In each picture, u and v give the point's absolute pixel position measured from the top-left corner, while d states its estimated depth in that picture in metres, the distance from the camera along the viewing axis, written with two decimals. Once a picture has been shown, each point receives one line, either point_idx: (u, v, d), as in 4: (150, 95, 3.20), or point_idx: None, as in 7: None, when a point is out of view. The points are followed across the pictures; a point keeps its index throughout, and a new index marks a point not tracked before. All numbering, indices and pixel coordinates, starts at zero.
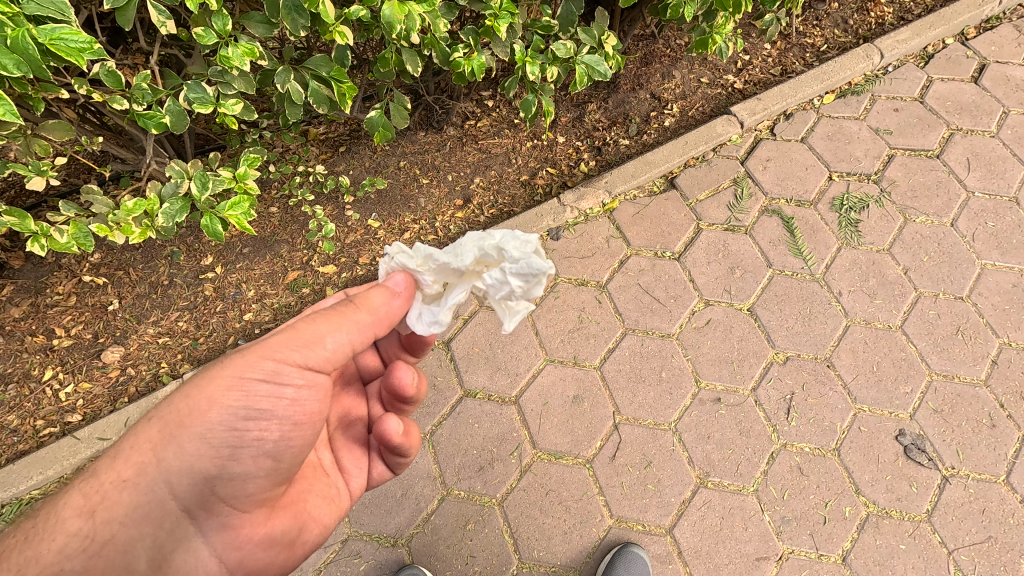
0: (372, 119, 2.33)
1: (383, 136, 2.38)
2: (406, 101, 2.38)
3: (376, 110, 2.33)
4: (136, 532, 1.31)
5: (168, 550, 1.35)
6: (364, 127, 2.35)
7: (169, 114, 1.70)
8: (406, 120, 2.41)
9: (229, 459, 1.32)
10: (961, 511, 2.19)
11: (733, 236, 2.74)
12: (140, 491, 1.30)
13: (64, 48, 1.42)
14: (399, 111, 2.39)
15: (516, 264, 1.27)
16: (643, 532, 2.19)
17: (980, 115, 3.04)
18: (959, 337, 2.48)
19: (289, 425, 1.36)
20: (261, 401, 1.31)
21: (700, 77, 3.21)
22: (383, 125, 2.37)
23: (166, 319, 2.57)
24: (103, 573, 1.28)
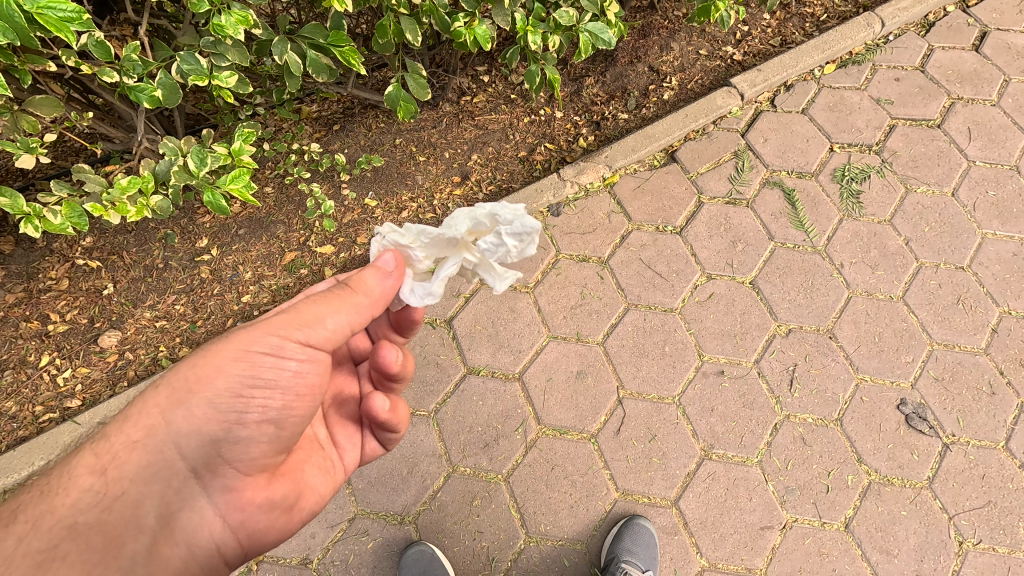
0: (391, 94, 2.28)
1: (408, 110, 2.32)
2: (421, 70, 2.34)
3: (394, 84, 2.29)
4: (145, 490, 1.30)
5: (174, 509, 1.34)
6: (386, 104, 2.31)
7: (161, 87, 1.65)
8: (425, 90, 2.37)
9: (232, 427, 1.31)
10: (961, 477, 2.22)
11: (735, 209, 2.72)
12: (151, 451, 1.29)
13: (52, 18, 1.36)
14: (417, 84, 2.35)
15: (509, 225, 1.27)
16: (648, 504, 2.20)
17: (981, 84, 3.02)
18: (960, 306, 2.49)
19: (292, 392, 1.34)
20: (265, 373, 1.30)
21: (698, 48, 3.15)
22: (404, 99, 2.31)
23: (163, 302, 2.54)
24: (114, 527, 1.27)
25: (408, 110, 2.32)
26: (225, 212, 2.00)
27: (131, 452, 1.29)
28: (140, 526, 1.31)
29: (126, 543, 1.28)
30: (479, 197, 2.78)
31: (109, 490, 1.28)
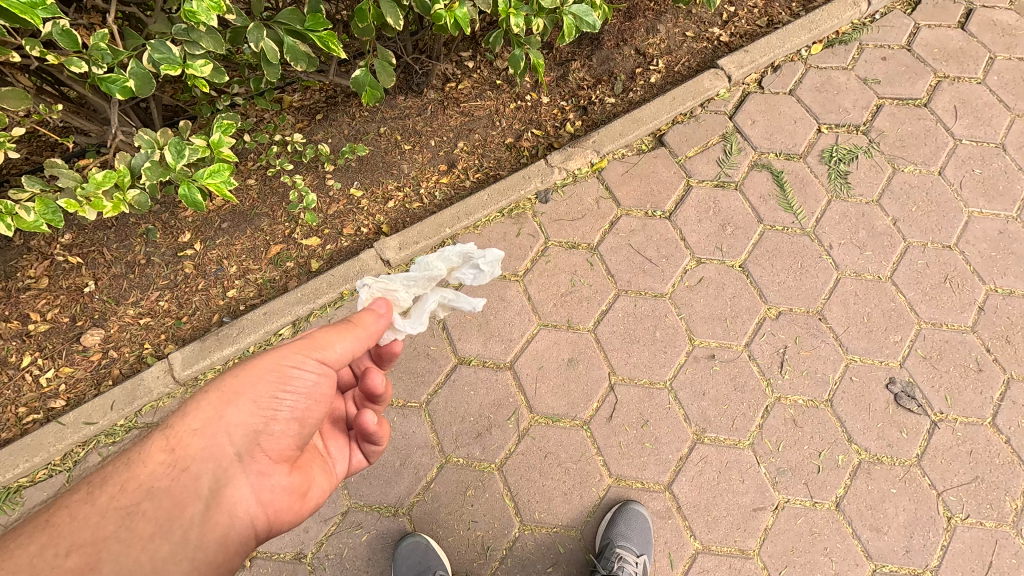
0: (358, 78, 2.22)
1: (373, 95, 2.27)
2: (390, 56, 2.31)
3: (361, 67, 2.23)
4: (200, 470, 1.31)
5: (222, 489, 1.35)
6: (352, 88, 2.24)
7: (133, 77, 1.59)
8: (393, 77, 2.33)
9: (270, 422, 1.39)
10: (949, 454, 2.24)
11: (723, 192, 2.71)
12: (203, 441, 1.32)
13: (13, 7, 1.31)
14: (384, 69, 2.30)
15: (484, 257, 1.49)
16: (642, 489, 2.21)
17: (967, 62, 3.01)
18: (947, 285, 2.51)
19: (314, 398, 1.44)
20: (291, 379, 1.39)
21: (685, 30, 3.11)
22: (371, 83, 2.26)
23: (146, 299, 2.49)
24: (174, 504, 1.27)
25: (373, 94, 2.27)
26: (199, 206, 1.97)
27: (192, 432, 1.34)
28: (197, 492, 1.30)
29: (186, 513, 1.28)
30: (466, 185, 2.74)
31: (178, 462, 1.30)
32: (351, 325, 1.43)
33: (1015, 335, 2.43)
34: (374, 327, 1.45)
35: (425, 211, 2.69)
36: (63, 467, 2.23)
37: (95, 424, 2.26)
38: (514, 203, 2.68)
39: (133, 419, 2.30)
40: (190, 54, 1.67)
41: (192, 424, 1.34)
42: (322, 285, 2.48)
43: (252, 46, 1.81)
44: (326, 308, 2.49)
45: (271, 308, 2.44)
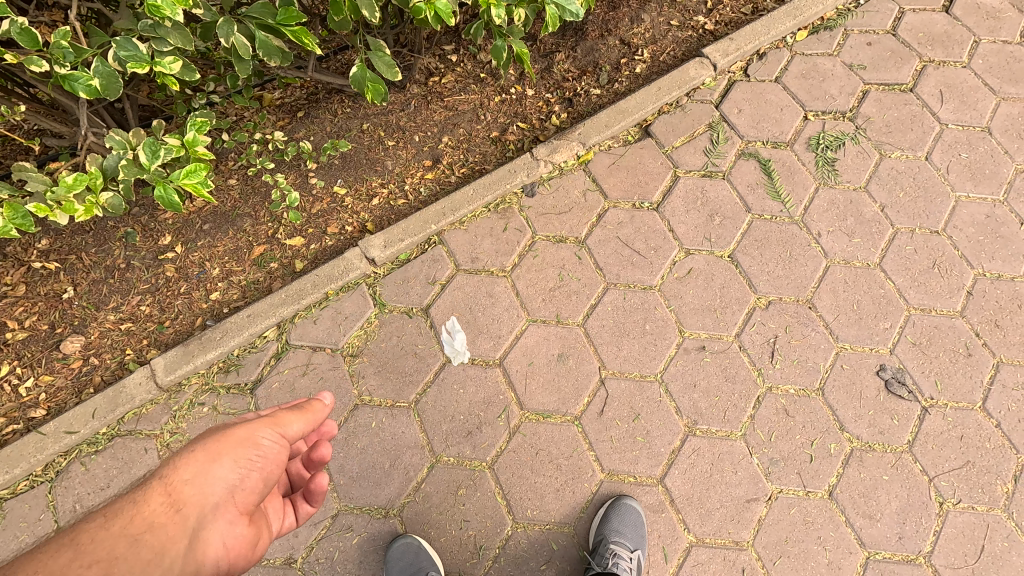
0: (356, 75, 2.17)
1: (377, 91, 2.22)
2: (386, 47, 2.21)
3: (357, 64, 2.18)
4: (183, 518, 1.22)
5: (198, 542, 1.23)
6: (352, 87, 2.19)
7: (99, 76, 1.54)
8: (395, 70, 2.24)
9: (247, 482, 1.35)
10: (940, 439, 2.24)
11: (711, 182, 2.69)
12: (190, 487, 1.26)
13: None
14: (384, 62, 2.21)
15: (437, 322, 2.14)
16: (634, 484, 2.19)
17: (952, 45, 3.00)
18: (936, 271, 2.50)
19: (278, 468, 1.43)
20: (267, 444, 1.40)
21: (670, 19, 3.08)
22: (371, 80, 2.20)
23: (127, 304, 2.44)
24: (156, 547, 1.15)
25: (376, 91, 2.22)
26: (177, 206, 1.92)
27: (182, 483, 1.27)
28: (182, 539, 1.20)
29: (164, 562, 1.15)
30: (451, 180, 2.70)
31: (168, 508, 1.21)
32: (310, 407, 1.54)
33: (1004, 319, 2.43)
34: (325, 411, 1.57)
35: (410, 208, 2.65)
36: (45, 478, 2.19)
37: (77, 433, 2.21)
38: (500, 197, 2.65)
39: (116, 427, 2.26)
40: (158, 51, 1.62)
41: (184, 473, 1.28)
42: (306, 286, 2.43)
43: (223, 41, 1.76)
44: (310, 309, 2.44)
45: (255, 311, 2.39)
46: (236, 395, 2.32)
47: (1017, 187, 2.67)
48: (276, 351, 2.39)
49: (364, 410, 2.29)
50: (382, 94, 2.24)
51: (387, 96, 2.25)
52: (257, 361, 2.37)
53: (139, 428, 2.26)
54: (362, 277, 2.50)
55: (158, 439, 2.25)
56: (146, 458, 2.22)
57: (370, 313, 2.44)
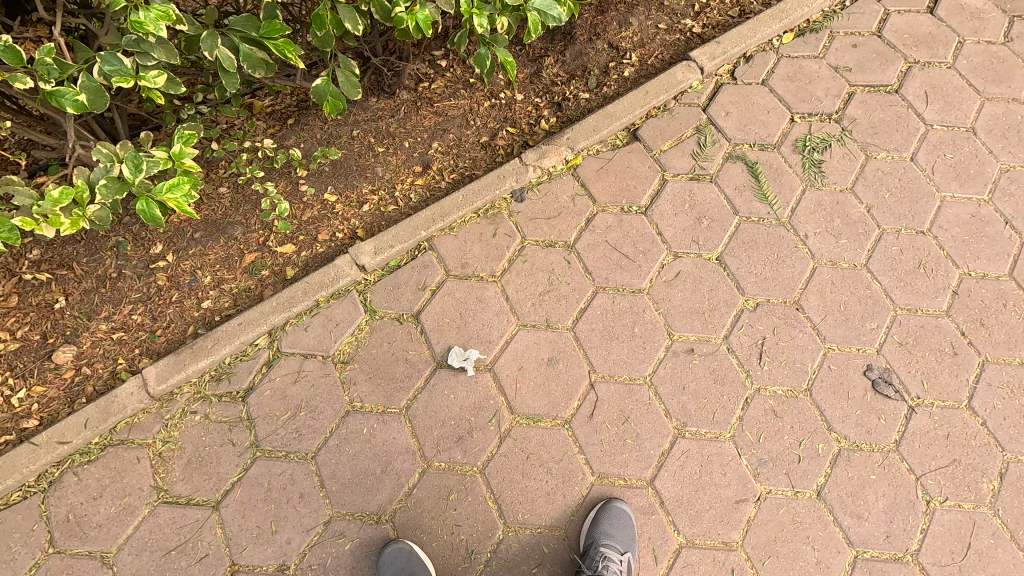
0: (319, 89, 2.18)
1: (335, 106, 2.24)
2: (355, 67, 2.22)
3: (323, 78, 2.18)
4: None
5: None
6: (312, 99, 2.20)
7: (84, 91, 1.55)
8: (357, 89, 2.25)
9: None
10: (926, 438, 2.27)
11: (699, 185, 2.71)
12: None
13: None
14: (348, 81, 2.22)
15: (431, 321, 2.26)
16: (624, 486, 2.21)
17: (937, 46, 3.02)
18: (922, 271, 2.52)
19: None
20: None
21: (657, 23, 3.10)
22: (333, 94, 2.22)
23: (119, 313, 2.45)
24: None
25: (334, 106, 2.25)
26: (161, 220, 1.92)
27: None
28: None
29: None
30: (440, 186, 2.72)
31: None
32: None
33: (989, 317, 2.45)
34: None
35: (401, 214, 2.66)
36: (38, 488, 2.19)
37: (69, 443, 2.21)
38: (490, 203, 2.66)
39: (109, 436, 2.27)
40: (142, 65, 1.63)
41: None
42: (297, 293, 2.45)
43: (206, 54, 1.78)
44: (302, 316, 2.46)
45: (246, 319, 2.40)
46: (228, 403, 2.33)
47: (1001, 186, 2.69)
48: (267, 358, 2.40)
49: (356, 416, 2.30)
50: (339, 109, 2.27)
51: (343, 111, 2.29)
52: (248, 369, 2.38)
53: (131, 437, 2.27)
54: (353, 284, 2.51)
55: (150, 447, 2.26)
56: (138, 466, 2.23)
57: (361, 319, 2.46)
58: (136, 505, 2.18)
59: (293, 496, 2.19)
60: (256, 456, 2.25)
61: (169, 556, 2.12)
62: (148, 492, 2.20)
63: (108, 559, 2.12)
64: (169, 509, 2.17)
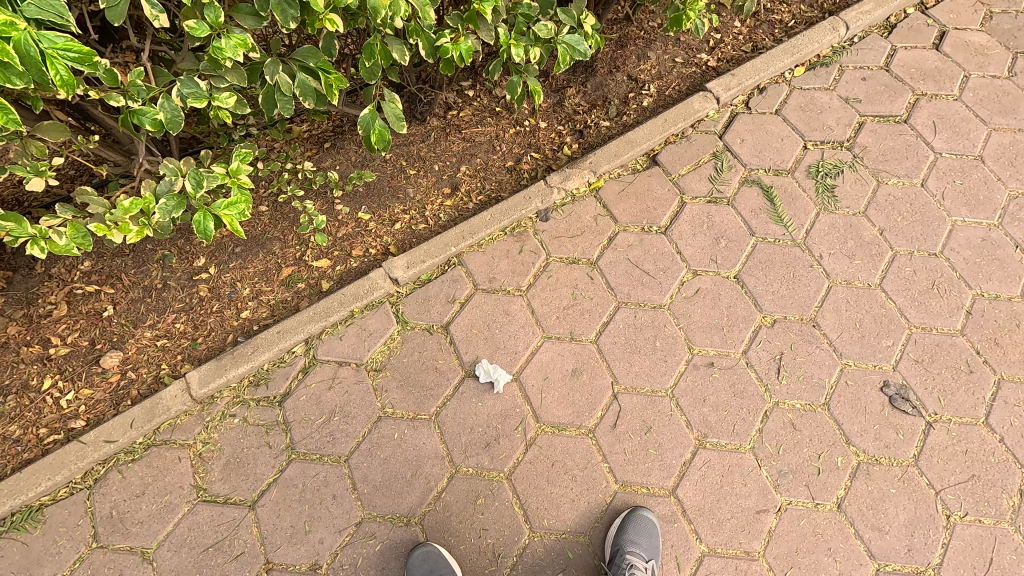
0: (365, 119, 2.24)
1: (381, 137, 2.28)
2: (399, 100, 2.29)
3: (369, 109, 2.25)
4: None
5: None
6: (359, 130, 2.25)
7: (163, 111, 1.76)
8: (402, 123, 2.31)
9: None
10: (945, 453, 2.30)
11: (717, 208, 2.83)
12: None
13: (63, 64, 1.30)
14: (394, 113, 2.29)
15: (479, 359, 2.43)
16: (647, 495, 2.27)
17: (943, 80, 3.17)
18: (935, 291, 2.60)
19: None
20: None
21: (674, 57, 3.28)
22: (378, 125, 2.27)
23: (163, 321, 2.58)
24: None
25: (380, 138, 2.28)
26: (208, 235, 2.06)
27: None
28: None
29: None
30: (468, 207, 2.86)
31: None
32: None
33: (1003, 337, 2.51)
34: None
35: (431, 231, 2.80)
36: (84, 485, 2.30)
37: (115, 442, 2.32)
38: (516, 221, 2.80)
39: (152, 437, 2.38)
40: (214, 88, 1.84)
41: None
42: (333, 304, 2.58)
43: (267, 78, 1.95)
44: (337, 326, 2.58)
45: (284, 327, 2.53)
46: (265, 407, 2.43)
47: (1011, 212, 2.79)
48: (303, 365, 2.51)
49: (387, 422, 2.40)
50: (385, 141, 2.30)
51: (388, 145, 2.32)
52: (285, 375, 2.49)
53: (173, 438, 2.38)
54: (386, 296, 2.64)
55: (191, 448, 2.36)
56: (179, 466, 2.33)
57: (393, 330, 2.57)
58: (176, 502, 2.27)
59: (326, 497, 2.28)
60: (291, 458, 2.34)
61: (206, 553, 2.20)
62: (188, 491, 2.29)
63: (148, 555, 2.20)
64: (208, 507, 2.26)
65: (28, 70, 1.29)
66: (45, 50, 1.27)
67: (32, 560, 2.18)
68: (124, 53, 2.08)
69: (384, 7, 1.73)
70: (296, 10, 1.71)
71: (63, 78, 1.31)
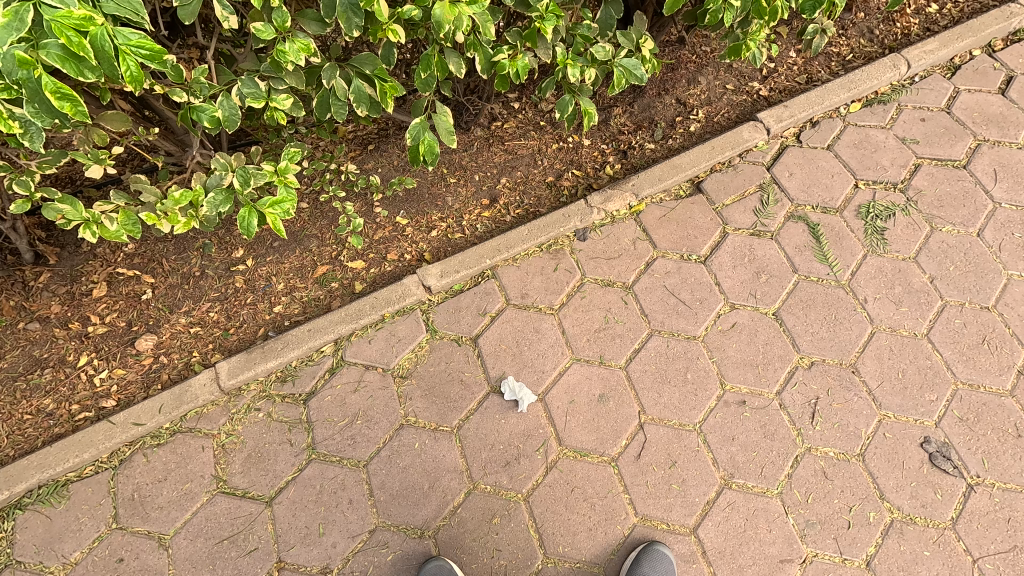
0: (415, 129, 2.22)
1: (430, 150, 2.25)
2: (450, 115, 2.28)
3: (420, 120, 2.24)
4: None
5: None
6: (408, 140, 2.22)
7: (222, 109, 1.83)
8: (452, 136, 2.29)
9: None
10: (985, 520, 2.18)
11: (759, 241, 2.76)
12: None
13: (133, 59, 1.33)
14: (445, 126, 2.27)
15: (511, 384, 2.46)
16: (667, 531, 2.20)
17: (1008, 127, 3.05)
18: (985, 347, 2.49)
19: None
20: None
21: (725, 83, 3.22)
22: (428, 138, 2.25)
23: (198, 309, 2.62)
24: None
25: (429, 150, 2.26)
26: (251, 233, 2.06)
27: None
28: None
29: None
30: (506, 219, 2.84)
31: None
32: None
33: None
34: None
35: (467, 241, 2.79)
36: (109, 465, 2.33)
37: (143, 426, 2.36)
38: (553, 239, 2.78)
39: (179, 423, 2.41)
40: (274, 89, 1.94)
41: None
42: (364, 307, 2.59)
43: (324, 82, 1.96)
44: (366, 329, 2.59)
45: (315, 326, 2.55)
46: (290, 404, 2.44)
47: None
48: (330, 366, 2.52)
49: (409, 431, 2.39)
50: (433, 154, 2.27)
51: (436, 157, 2.28)
52: (312, 373, 2.50)
53: (198, 426, 2.40)
54: (418, 303, 2.64)
55: (215, 438, 2.38)
56: (202, 455, 2.35)
57: (422, 338, 2.57)
58: (196, 491, 2.29)
59: (342, 501, 2.27)
60: (311, 457, 2.35)
61: (221, 545, 2.21)
62: (208, 481, 2.31)
63: (164, 541, 2.22)
64: (226, 499, 2.28)
65: (101, 64, 1.31)
66: (119, 46, 1.31)
67: (53, 534, 2.22)
68: (190, 50, 2.15)
69: (448, 22, 1.74)
70: (360, 18, 1.74)
71: (132, 74, 1.34)
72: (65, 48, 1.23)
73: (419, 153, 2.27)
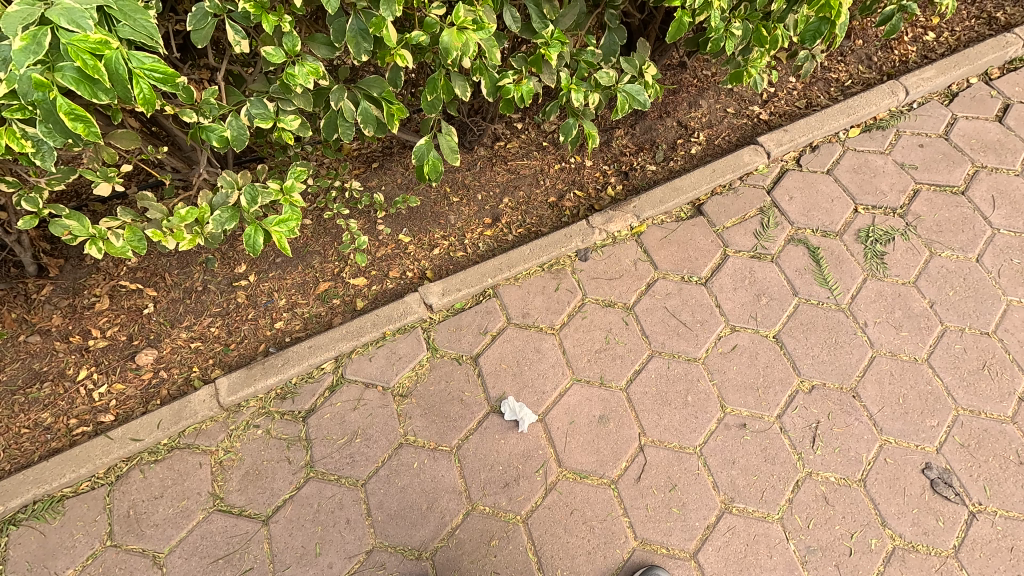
0: (420, 148, 2.24)
1: (434, 168, 2.27)
2: (455, 134, 2.32)
3: (426, 140, 2.26)
4: None
5: None
6: (413, 159, 2.25)
7: (230, 128, 1.88)
8: (455, 155, 2.32)
9: None
10: (988, 548, 2.16)
11: (760, 263, 2.78)
12: None
13: (146, 82, 1.35)
14: (449, 146, 2.31)
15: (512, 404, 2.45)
16: (666, 556, 2.18)
17: (1005, 153, 3.08)
18: (985, 372, 2.49)
19: None
20: None
21: (726, 107, 3.27)
22: (432, 157, 2.27)
23: (199, 323, 2.62)
24: None
25: (433, 169, 2.27)
26: (256, 250, 2.05)
27: None
28: None
29: None
30: (508, 238, 2.86)
31: None
32: None
33: None
34: None
35: (469, 259, 2.80)
36: (106, 480, 2.32)
37: (141, 441, 2.35)
38: (555, 258, 2.79)
39: (177, 439, 2.40)
40: (281, 110, 1.98)
41: None
42: (365, 324, 2.59)
43: (333, 103, 2.02)
44: (367, 346, 2.59)
45: (316, 343, 2.55)
46: (290, 421, 2.43)
47: None
48: (330, 383, 2.52)
49: (408, 449, 2.38)
50: (437, 172, 2.28)
51: (440, 175, 2.29)
52: (312, 391, 2.49)
53: (196, 442, 2.39)
54: (419, 321, 2.65)
55: (212, 455, 2.37)
56: (199, 472, 2.34)
57: (423, 355, 2.57)
58: (193, 509, 2.27)
59: (340, 520, 2.25)
60: (309, 476, 2.33)
61: (216, 565, 2.18)
62: (205, 498, 2.29)
63: (159, 559, 2.19)
64: (223, 517, 2.26)
65: (114, 86, 1.33)
66: (133, 69, 1.34)
67: (47, 551, 2.19)
68: (200, 71, 2.20)
69: (455, 49, 1.77)
70: (368, 43, 1.79)
71: (144, 95, 1.37)
72: (80, 70, 1.26)
73: (424, 171, 2.29)
